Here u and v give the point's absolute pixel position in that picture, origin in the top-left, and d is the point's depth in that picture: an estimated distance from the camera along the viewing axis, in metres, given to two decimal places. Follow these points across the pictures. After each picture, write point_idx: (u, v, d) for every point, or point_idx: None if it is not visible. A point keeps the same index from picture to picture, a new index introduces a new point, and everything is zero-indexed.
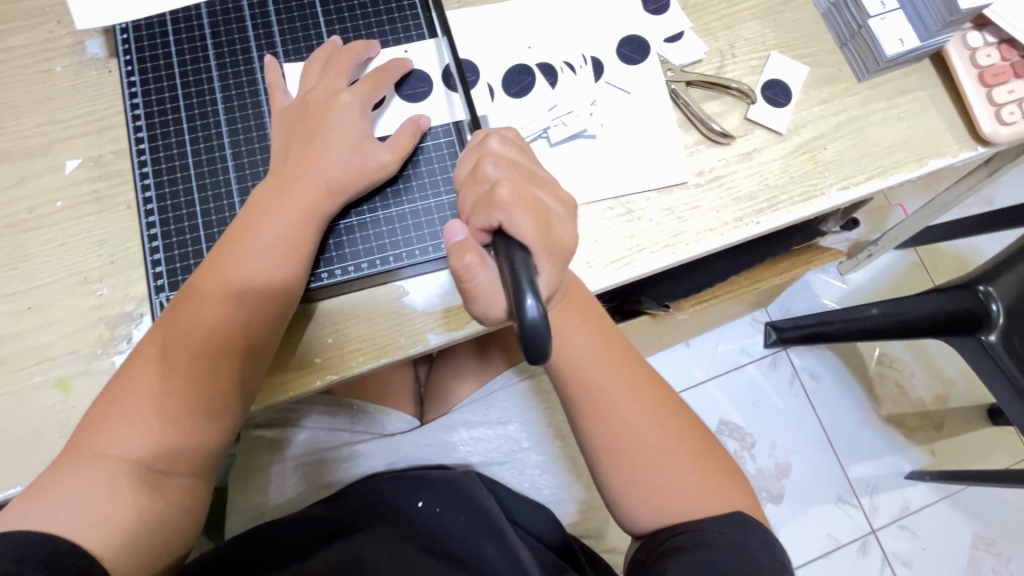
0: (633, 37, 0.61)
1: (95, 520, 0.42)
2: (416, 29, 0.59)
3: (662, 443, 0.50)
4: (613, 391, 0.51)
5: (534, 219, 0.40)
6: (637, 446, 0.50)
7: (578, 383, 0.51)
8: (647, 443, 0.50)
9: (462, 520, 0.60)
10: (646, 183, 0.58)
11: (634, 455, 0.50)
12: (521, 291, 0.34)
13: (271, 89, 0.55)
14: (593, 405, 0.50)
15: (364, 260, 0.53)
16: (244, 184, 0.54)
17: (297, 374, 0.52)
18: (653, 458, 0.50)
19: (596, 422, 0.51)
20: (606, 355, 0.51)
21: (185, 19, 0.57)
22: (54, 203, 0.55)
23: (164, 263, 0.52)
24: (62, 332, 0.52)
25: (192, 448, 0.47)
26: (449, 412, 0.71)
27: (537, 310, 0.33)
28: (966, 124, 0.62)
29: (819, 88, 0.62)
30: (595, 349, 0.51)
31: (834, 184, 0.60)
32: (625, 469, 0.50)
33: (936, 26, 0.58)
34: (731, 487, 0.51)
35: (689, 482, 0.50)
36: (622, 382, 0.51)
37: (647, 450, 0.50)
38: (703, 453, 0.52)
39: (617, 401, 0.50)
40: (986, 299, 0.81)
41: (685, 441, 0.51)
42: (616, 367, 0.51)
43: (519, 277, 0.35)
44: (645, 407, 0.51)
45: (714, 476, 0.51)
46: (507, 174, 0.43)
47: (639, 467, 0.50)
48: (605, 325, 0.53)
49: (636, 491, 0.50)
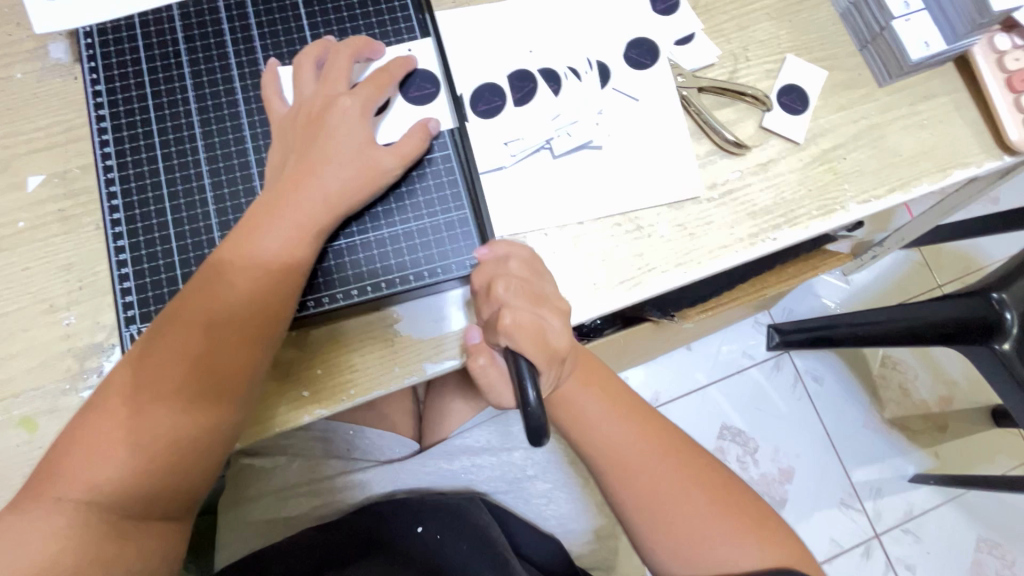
0: (641, 40, 0.57)
1: (57, 569, 0.39)
2: (408, 31, 0.54)
3: (693, 497, 0.48)
4: (632, 453, 0.49)
5: (535, 343, 0.43)
6: (668, 504, 0.48)
7: (594, 447, 0.50)
8: (669, 499, 0.48)
9: (464, 548, 0.57)
10: (655, 198, 0.54)
11: (660, 510, 0.48)
12: (523, 382, 0.40)
13: (266, 96, 0.50)
14: (613, 467, 0.49)
15: (354, 287, 0.49)
16: (222, 203, 0.50)
17: (285, 412, 0.48)
18: (680, 512, 0.48)
19: (621, 486, 0.49)
20: (621, 413, 0.51)
21: (156, 21, 0.53)
22: (15, 224, 0.50)
23: (135, 291, 0.48)
24: (27, 366, 0.48)
25: (167, 490, 0.43)
26: (448, 437, 0.67)
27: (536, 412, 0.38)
28: (991, 132, 0.58)
29: (839, 93, 0.58)
30: (610, 409, 0.51)
31: (854, 196, 0.56)
32: (652, 527, 0.48)
33: (965, 29, 0.54)
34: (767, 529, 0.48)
35: (725, 539, 0.47)
36: (642, 440, 0.50)
37: (672, 504, 0.48)
38: (731, 500, 0.49)
39: (637, 466, 0.49)
40: (999, 307, 0.77)
41: (711, 492, 0.49)
42: (632, 424, 0.51)
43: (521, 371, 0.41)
44: (668, 462, 0.49)
45: (744, 525, 0.48)
46: (517, 299, 0.45)
47: (667, 526, 0.48)
48: (613, 386, 0.52)
49: (663, 543, 0.48)
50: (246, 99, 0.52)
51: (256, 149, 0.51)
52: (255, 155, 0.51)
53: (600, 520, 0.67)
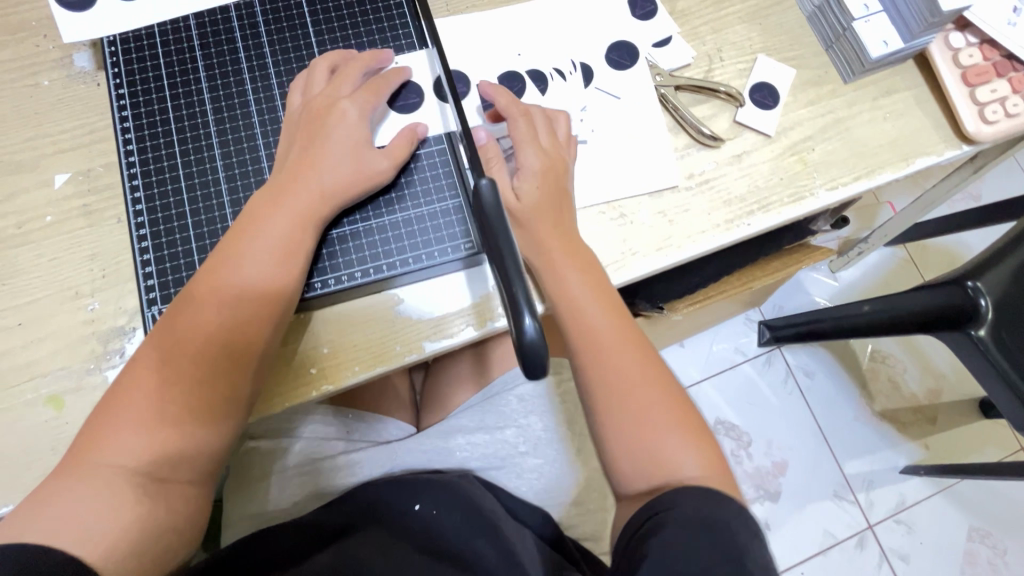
0: (622, 43, 0.62)
1: (93, 529, 0.41)
2: (406, 39, 0.59)
3: (651, 397, 0.50)
4: (608, 341, 0.51)
5: (555, 203, 0.53)
6: (627, 396, 0.50)
7: (570, 322, 0.51)
8: (633, 393, 0.50)
9: (457, 518, 0.61)
10: (637, 187, 0.58)
11: (621, 399, 0.50)
12: (520, 309, 0.33)
13: (291, 88, 0.55)
14: (582, 343, 0.51)
15: (357, 270, 0.53)
16: (235, 195, 0.54)
17: (292, 387, 0.52)
18: (639, 409, 0.50)
19: (588, 364, 0.51)
20: (602, 300, 0.52)
21: (174, 30, 0.57)
22: (43, 218, 0.54)
23: (157, 275, 0.52)
24: (54, 348, 0.52)
25: (193, 455, 0.46)
26: (447, 418, 0.71)
27: (535, 331, 0.33)
28: (950, 123, 0.62)
29: (807, 90, 0.63)
30: (591, 293, 0.52)
31: (823, 184, 0.60)
32: (616, 412, 0.50)
33: (919, 27, 0.59)
34: (715, 453, 0.50)
35: (674, 443, 0.49)
36: (615, 330, 0.52)
37: (637, 392, 0.50)
38: (690, 419, 0.51)
39: (610, 352, 0.51)
40: (974, 294, 0.81)
41: (673, 405, 0.50)
42: (609, 310, 0.52)
43: (515, 290, 0.34)
44: (637, 360, 0.51)
45: (697, 441, 0.49)
46: (549, 158, 0.54)
47: (621, 413, 0.50)
48: (603, 281, 0.53)
49: (617, 433, 0.50)
50: (257, 100, 0.56)
51: (266, 146, 0.55)
52: (266, 151, 0.55)
53: (589, 493, 0.71)
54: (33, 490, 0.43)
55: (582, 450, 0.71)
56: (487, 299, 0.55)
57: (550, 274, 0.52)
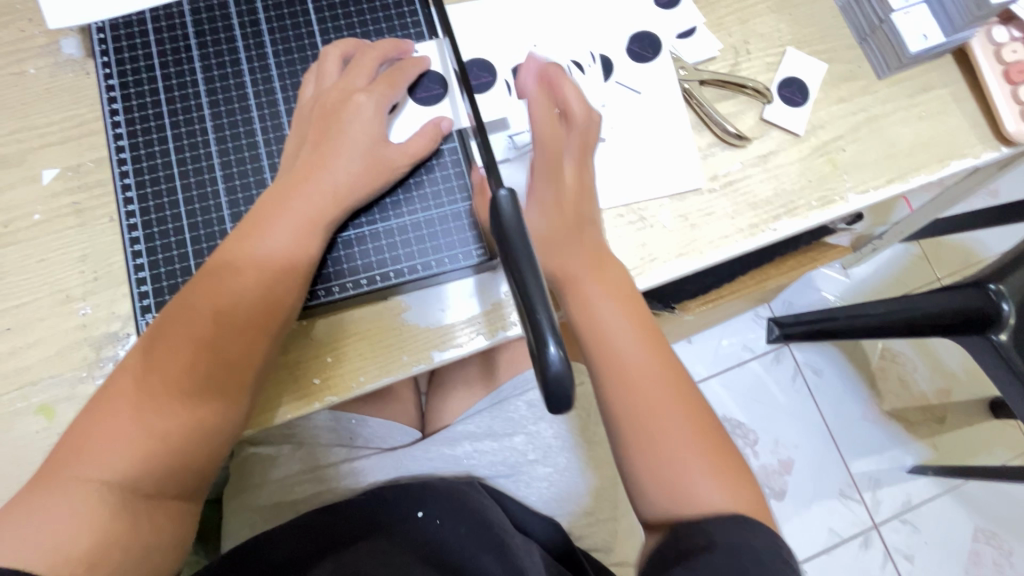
0: (644, 34, 0.58)
1: (70, 550, 0.39)
2: (415, 27, 0.55)
3: (681, 430, 0.47)
4: (639, 366, 0.47)
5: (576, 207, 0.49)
6: (657, 430, 0.46)
7: (599, 346, 0.48)
8: (663, 422, 0.47)
9: (462, 531, 0.59)
10: (657, 190, 0.55)
11: (650, 427, 0.46)
12: (543, 337, 0.33)
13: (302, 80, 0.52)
14: (612, 373, 0.48)
15: (363, 276, 0.50)
16: (234, 195, 0.51)
17: (293, 397, 0.50)
18: (666, 436, 0.46)
19: (618, 395, 0.47)
20: (636, 328, 0.49)
21: (167, 16, 0.54)
22: (31, 216, 0.51)
23: (151, 282, 0.49)
24: (44, 355, 0.49)
25: (181, 472, 0.43)
26: (452, 424, 0.70)
27: (560, 360, 0.33)
28: (989, 123, 0.59)
29: (838, 86, 0.59)
30: (626, 322, 0.49)
31: (853, 187, 0.57)
32: (643, 446, 0.46)
33: (963, 21, 0.55)
34: (743, 483, 0.47)
35: (705, 479, 0.45)
36: (647, 359, 0.48)
37: (667, 426, 0.46)
38: (721, 449, 0.47)
39: (641, 377, 0.47)
40: (997, 298, 0.75)
41: (703, 434, 0.47)
42: (642, 340, 0.49)
43: (535, 317, 0.33)
44: (670, 393, 0.47)
45: (729, 475, 0.46)
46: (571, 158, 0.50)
47: (649, 448, 0.46)
48: (637, 301, 0.50)
49: (644, 463, 0.46)
50: (256, 93, 0.53)
51: (266, 143, 0.52)
52: (266, 149, 0.52)
53: (599, 503, 0.69)
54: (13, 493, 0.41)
55: (589, 457, 0.69)
56: (498, 307, 0.52)
57: (579, 292, 0.49)
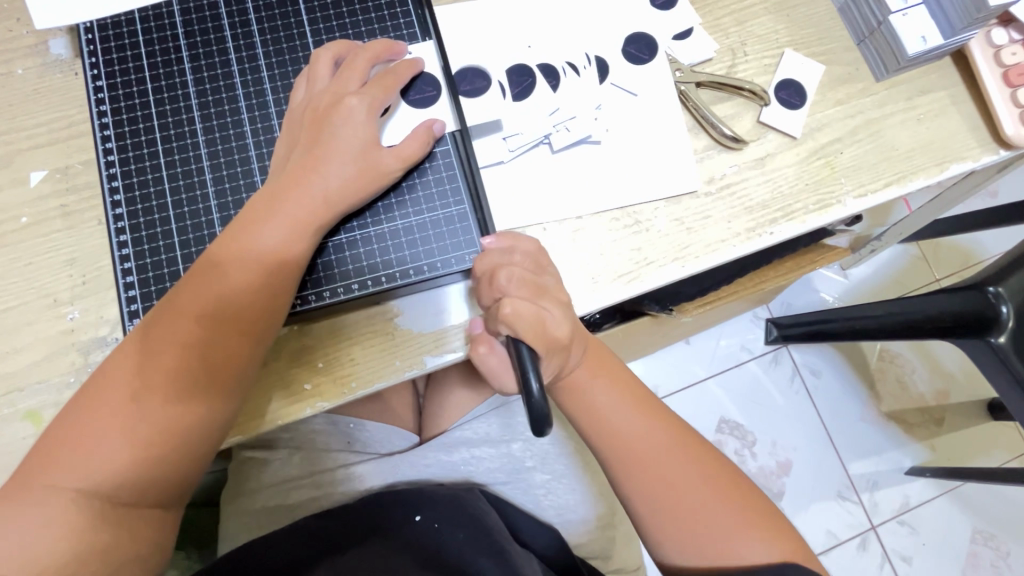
0: (640, 35, 0.58)
1: (52, 557, 0.39)
2: (407, 28, 0.55)
3: (701, 489, 0.47)
4: (640, 442, 0.48)
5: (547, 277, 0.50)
6: (679, 497, 0.46)
7: (601, 430, 0.48)
8: (685, 493, 0.47)
9: (461, 536, 0.58)
10: (653, 193, 0.54)
11: (667, 503, 0.47)
12: (527, 376, 0.42)
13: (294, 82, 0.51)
14: (621, 454, 0.48)
15: (355, 281, 0.49)
16: (223, 198, 0.50)
17: (283, 403, 0.49)
18: (690, 500, 0.46)
19: (633, 476, 0.47)
20: (629, 402, 0.49)
21: (156, 16, 0.53)
22: (18, 219, 0.51)
23: (138, 285, 0.48)
24: (31, 360, 0.48)
25: (165, 479, 0.43)
26: (447, 430, 0.68)
27: (540, 393, 0.41)
28: (988, 126, 0.58)
29: (836, 88, 0.59)
30: (619, 397, 0.49)
31: (851, 190, 0.56)
32: (671, 518, 0.46)
33: (962, 23, 0.54)
34: (768, 519, 0.47)
35: (736, 530, 0.46)
36: (648, 429, 0.48)
37: (686, 489, 0.47)
38: (737, 491, 0.47)
39: (644, 455, 0.47)
40: (995, 301, 0.76)
41: (720, 479, 0.47)
42: (637, 410, 0.49)
43: (523, 360, 0.42)
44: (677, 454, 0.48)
45: (754, 515, 0.47)
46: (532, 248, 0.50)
47: (677, 519, 0.46)
48: (621, 372, 0.51)
49: (676, 535, 0.46)
50: (246, 95, 0.52)
51: (257, 146, 0.51)
52: (256, 152, 0.51)
53: (596, 508, 0.68)
54: None
55: (587, 462, 0.70)
56: None
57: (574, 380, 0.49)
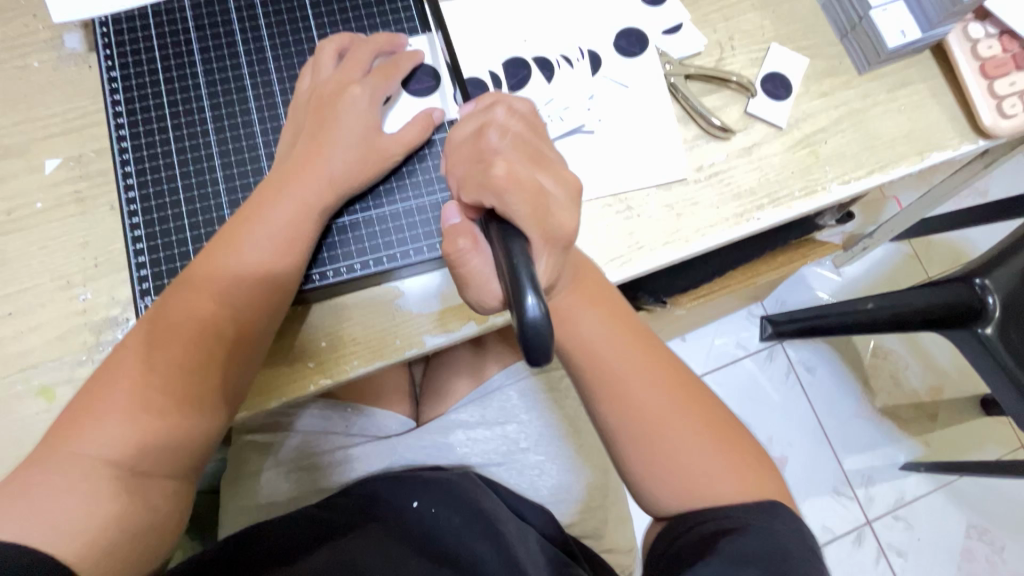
0: (631, 30, 0.60)
1: (71, 525, 0.40)
2: (408, 22, 0.57)
3: (683, 424, 0.48)
4: (634, 378, 0.49)
5: (531, 203, 0.40)
6: (659, 429, 0.48)
7: (586, 361, 0.49)
8: (665, 422, 0.48)
9: (457, 521, 0.60)
10: (644, 180, 0.57)
11: (650, 434, 0.48)
12: (522, 289, 0.34)
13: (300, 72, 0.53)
14: (602, 384, 0.49)
15: (357, 261, 0.51)
16: (231, 183, 0.52)
17: (289, 381, 0.51)
18: (669, 433, 0.48)
19: (614, 404, 0.49)
20: (617, 334, 0.50)
21: (168, 11, 0.55)
22: (33, 205, 0.53)
23: (150, 266, 0.50)
24: (44, 339, 0.50)
25: (179, 451, 0.45)
26: (445, 413, 0.71)
27: (538, 310, 0.33)
28: (967, 117, 0.61)
29: (820, 81, 0.61)
30: (606, 330, 0.50)
31: (835, 178, 0.59)
32: (648, 447, 0.48)
33: (939, 17, 0.57)
34: (754, 465, 0.49)
35: (713, 467, 0.47)
36: (634, 362, 0.49)
37: (667, 424, 0.48)
38: (724, 433, 0.49)
39: (633, 388, 0.49)
40: (982, 293, 0.78)
41: (701, 417, 0.49)
42: (624, 344, 0.50)
43: (516, 270, 0.35)
44: (662, 389, 0.49)
45: (737, 458, 0.48)
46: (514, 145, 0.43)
47: (656, 450, 0.48)
48: (619, 308, 0.51)
49: (653, 464, 0.48)
50: (253, 85, 0.54)
51: (263, 133, 0.53)
52: (263, 139, 0.53)
53: (591, 490, 0.70)
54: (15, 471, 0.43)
55: (581, 443, 0.71)
56: None
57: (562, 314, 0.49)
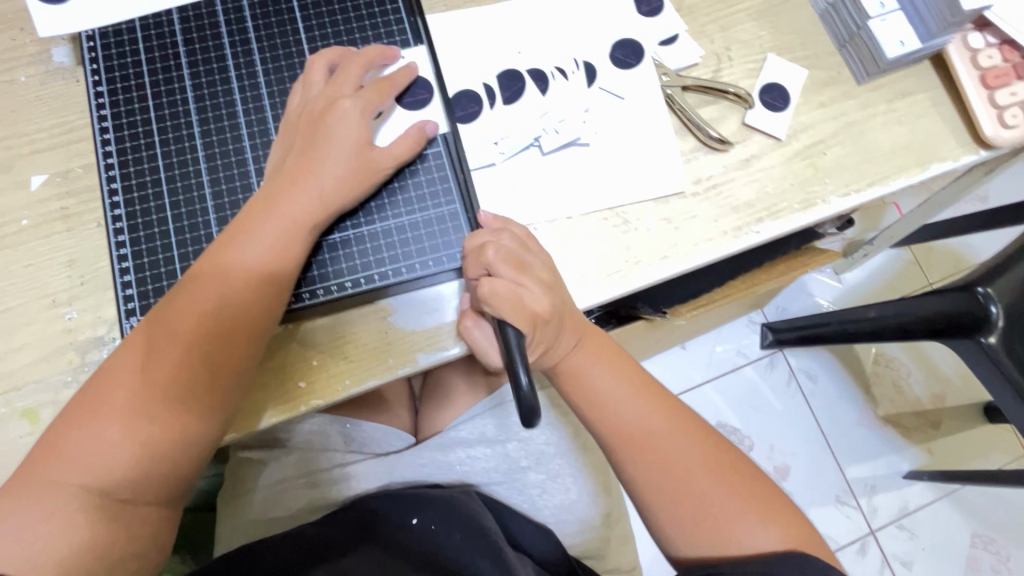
0: (627, 41, 0.59)
1: (49, 555, 0.39)
2: (401, 35, 0.56)
3: (706, 476, 0.48)
4: (650, 432, 0.49)
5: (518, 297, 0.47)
6: (683, 481, 0.48)
7: (604, 419, 0.50)
8: (690, 476, 0.48)
9: (458, 537, 0.58)
10: (641, 193, 0.56)
11: (672, 487, 0.48)
12: (515, 372, 0.44)
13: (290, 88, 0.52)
14: (623, 440, 0.49)
15: (347, 279, 0.51)
16: (220, 199, 0.51)
17: (278, 401, 0.50)
18: (693, 486, 0.47)
19: (638, 459, 0.49)
20: (635, 389, 0.50)
21: (156, 24, 0.55)
22: (18, 222, 0.52)
23: (136, 284, 0.50)
24: (29, 359, 0.49)
25: (163, 476, 0.43)
26: (444, 430, 0.69)
27: (527, 391, 0.43)
28: (968, 127, 0.60)
29: (819, 91, 0.60)
30: (624, 385, 0.50)
31: (835, 190, 0.58)
32: (672, 501, 0.48)
33: (938, 27, 0.56)
34: (779, 513, 0.48)
35: (739, 518, 0.47)
36: (653, 416, 0.49)
37: (690, 476, 0.48)
38: (749, 483, 0.48)
39: (654, 440, 0.49)
40: (985, 301, 0.76)
41: (724, 470, 0.48)
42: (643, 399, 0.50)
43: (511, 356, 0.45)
44: (684, 442, 0.49)
45: (764, 508, 0.47)
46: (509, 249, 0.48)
47: (682, 504, 0.47)
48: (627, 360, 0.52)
49: (678, 518, 0.47)
50: (243, 99, 0.53)
51: (253, 148, 0.53)
52: (252, 154, 0.52)
53: (592, 508, 0.69)
54: None
55: (582, 460, 0.70)
56: None
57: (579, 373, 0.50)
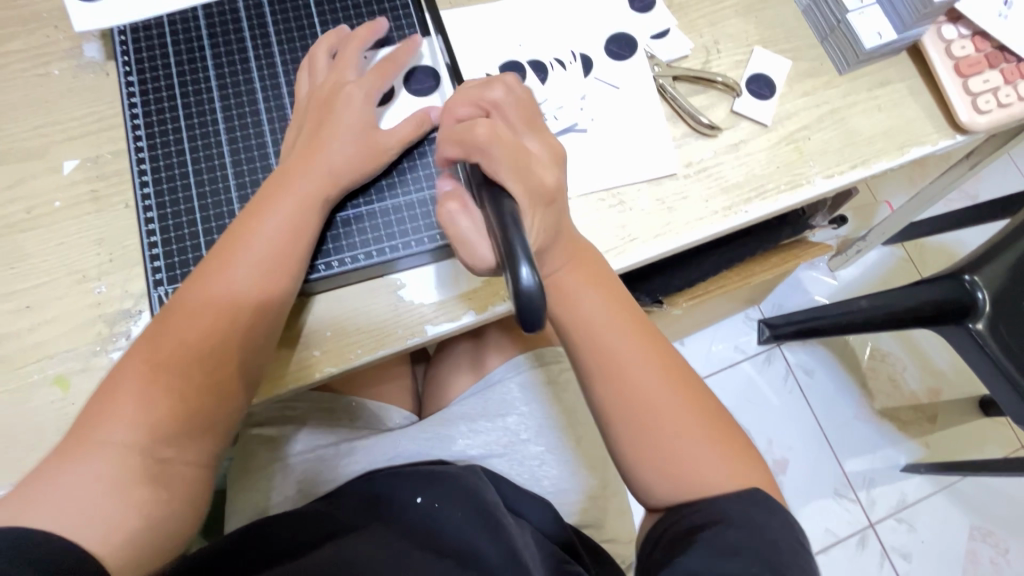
0: (621, 35, 0.63)
1: (97, 516, 0.41)
2: (408, 27, 0.60)
3: (676, 410, 0.48)
4: (626, 361, 0.49)
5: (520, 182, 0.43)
6: (652, 411, 0.48)
7: (584, 338, 0.49)
8: (661, 409, 0.48)
9: (459, 516, 0.59)
10: (636, 175, 0.59)
11: (642, 416, 0.48)
12: (516, 259, 0.36)
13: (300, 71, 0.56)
14: (598, 364, 0.49)
15: (361, 252, 0.54)
16: (241, 178, 0.55)
17: (297, 368, 0.53)
18: (662, 419, 0.48)
19: (610, 384, 0.48)
20: (618, 316, 0.50)
21: (182, 20, 0.59)
22: (51, 204, 0.55)
23: (164, 257, 0.53)
24: (60, 331, 0.52)
25: (200, 434, 0.46)
26: (448, 406, 0.73)
27: (531, 281, 0.35)
28: (944, 113, 0.63)
29: (803, 80, 0.64)
30: (606, 311, 0.50)
31: (819, 172, 0.61)
32: (640, 432, 0.48)
33: (911, 18, 0.60)
34: (743, 458, 0.48)
35: (704, 456, 0.47)
36: (632, 344, 0.49)
37: (660, 409, 0.48)
38: (721, 426, 0.49)
39: (628, 368, 0.48)
40: (971, 288, 0.79)
41: (695, 408, 0.49)
42: (626, 328, 0.50)
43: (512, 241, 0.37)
44: (657, 374, 0.49)
45: (730, 450, 0.48)
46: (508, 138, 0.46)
47: (648, 434, 0.47)
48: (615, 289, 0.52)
49: (642, 448, 0.48)
50: (262, 87, 0.57)
51: (272, 131, 0.56)
52: (271, 137, 0.56)
53: (592, 482, 0.71)
54: (32, 471, 0.42)
55: (581, 435, 0.72)
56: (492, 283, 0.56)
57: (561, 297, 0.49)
